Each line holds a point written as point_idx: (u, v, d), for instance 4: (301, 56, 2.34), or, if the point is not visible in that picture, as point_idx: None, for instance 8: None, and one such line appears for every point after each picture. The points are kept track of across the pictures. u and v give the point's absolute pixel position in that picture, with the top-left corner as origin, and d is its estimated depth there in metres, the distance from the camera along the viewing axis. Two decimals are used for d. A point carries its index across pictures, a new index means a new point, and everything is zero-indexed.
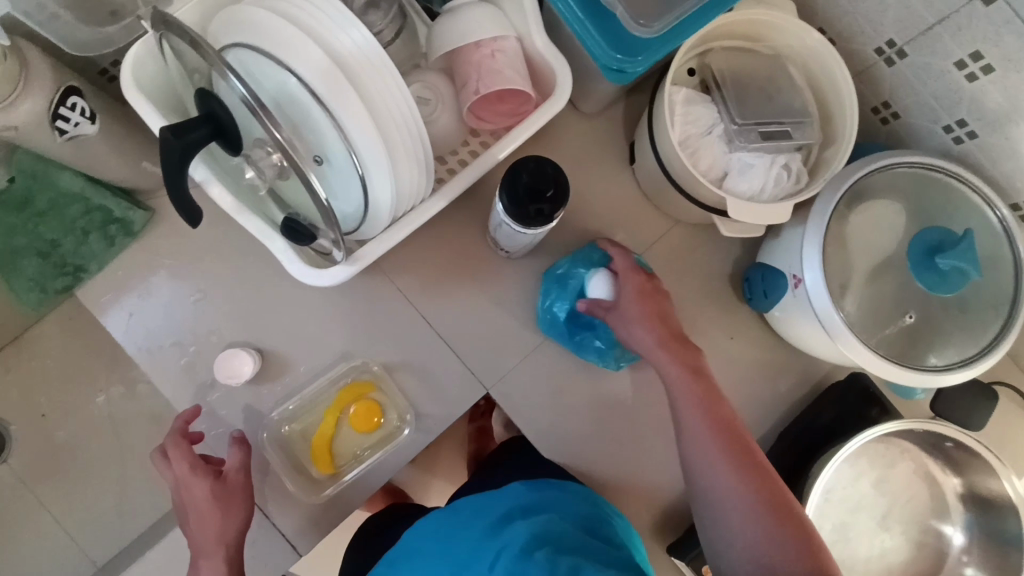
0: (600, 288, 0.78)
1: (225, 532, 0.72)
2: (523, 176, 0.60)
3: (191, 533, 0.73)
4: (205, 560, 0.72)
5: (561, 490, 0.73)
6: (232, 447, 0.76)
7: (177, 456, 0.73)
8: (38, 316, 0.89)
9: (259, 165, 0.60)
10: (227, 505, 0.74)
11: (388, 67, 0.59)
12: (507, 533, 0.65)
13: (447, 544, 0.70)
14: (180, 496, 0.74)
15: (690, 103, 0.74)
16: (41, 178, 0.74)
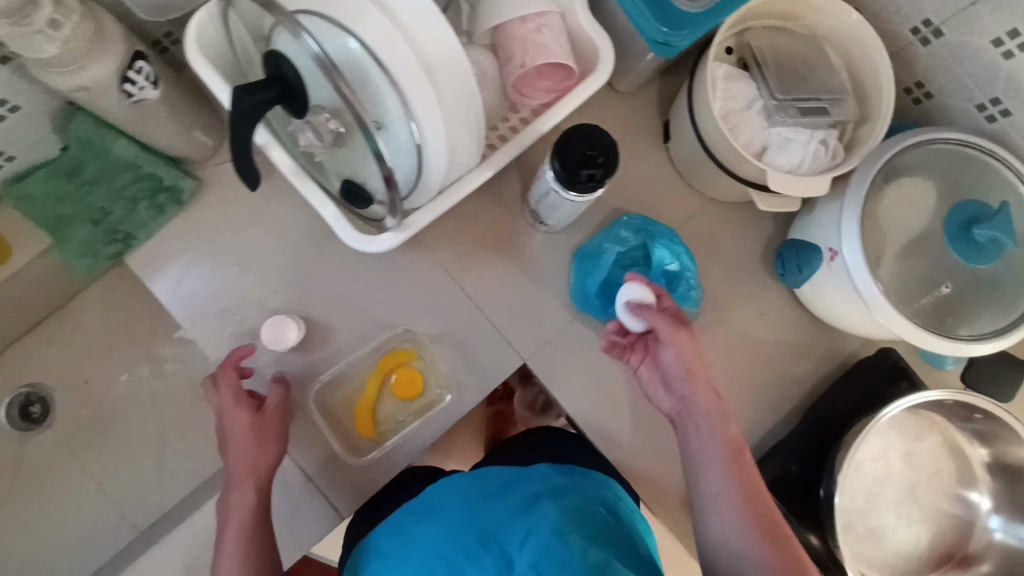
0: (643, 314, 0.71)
1: (257, 461, 0.73)
2: (575, 142, 0.62)
3: (226, 459, 0.74)
4: (234, 488, 0.72)
5: (585, 477, 0.71)
6: (273, 385, 0.78)
7: (224, 382, 0.75)
8: (88, 281, 0.92)
9: (317, 130, 0.62)
10: (263, 438, 0.74)
11: (447, 33, 0.61)
12: (534, 514, 0.62)
13: (480, 507, 0.66)
14: (219, 421, 0.75)
15: (731, 79, 0.76)
16: (95, 145, 0.77)
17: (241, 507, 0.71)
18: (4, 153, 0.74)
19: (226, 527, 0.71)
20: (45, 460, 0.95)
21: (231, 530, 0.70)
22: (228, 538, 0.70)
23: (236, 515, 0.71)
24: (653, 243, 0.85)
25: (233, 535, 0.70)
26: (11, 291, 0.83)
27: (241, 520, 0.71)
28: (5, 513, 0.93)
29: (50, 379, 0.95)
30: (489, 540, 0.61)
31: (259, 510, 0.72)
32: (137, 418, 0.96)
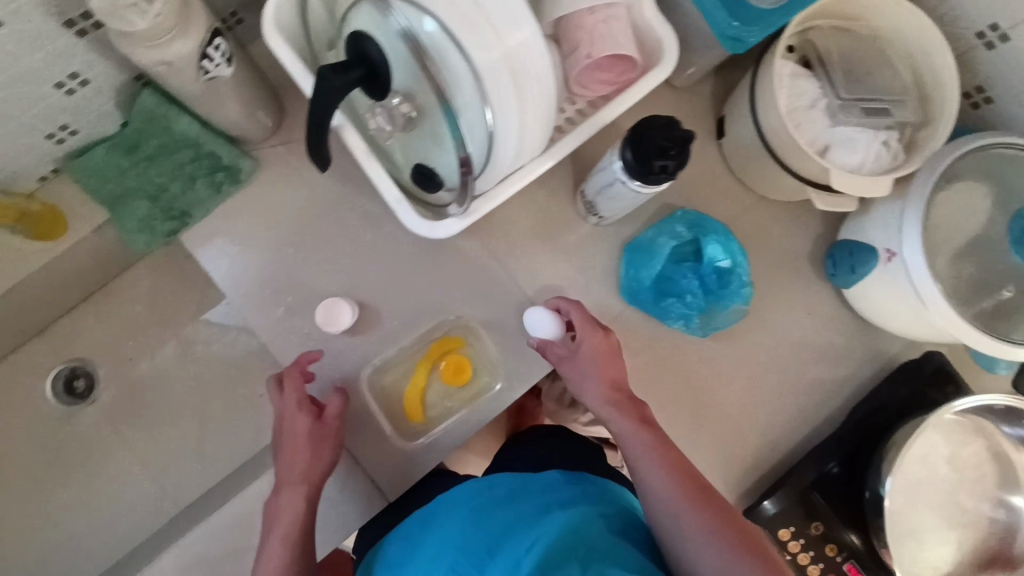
0: (547, 327, 0.79)
1: (310, 470, 0.76)
2: (653, 134, 0.62)
3: (280, 462, 0.76)
4: (285, 493, 0.75)
5: (594, 485, 0.74)
6: (334, 394, 0.78)
7: (290, 387, 0.76)
8: (138, 257, 0.94)
9: (390, 111, 0.63)
10: (320, 448, 0.76)
11: (522, 12, 0.61)
12: (543, 521, 0.65)
13: (484, 512, 0.70)
14: (279, 423, 0.77)
15: (795, 76, 0.76)
16: (159, 122, 0.79)
17: (288, 513, 0.74)
18: (70, 126, 0.75)
19: (273, 529, 0.74)
20: (88, 432, 0.96)
21: (277, 534, 0.73)
22: (274, 540, 0.73)
23: (284, 519, 0.74)
24: (706, 237, 0.85)
25: (278, 538, 0.73)
26: (66, 264, 0.84)
27: (288, 525, 0.74)
28: (49, 482, 0.94)
29: (95, 352, 0.96)
30: (495, 545, 0.64)
31: (308, 517, 0.75)
32: (181, 396, 0.97)
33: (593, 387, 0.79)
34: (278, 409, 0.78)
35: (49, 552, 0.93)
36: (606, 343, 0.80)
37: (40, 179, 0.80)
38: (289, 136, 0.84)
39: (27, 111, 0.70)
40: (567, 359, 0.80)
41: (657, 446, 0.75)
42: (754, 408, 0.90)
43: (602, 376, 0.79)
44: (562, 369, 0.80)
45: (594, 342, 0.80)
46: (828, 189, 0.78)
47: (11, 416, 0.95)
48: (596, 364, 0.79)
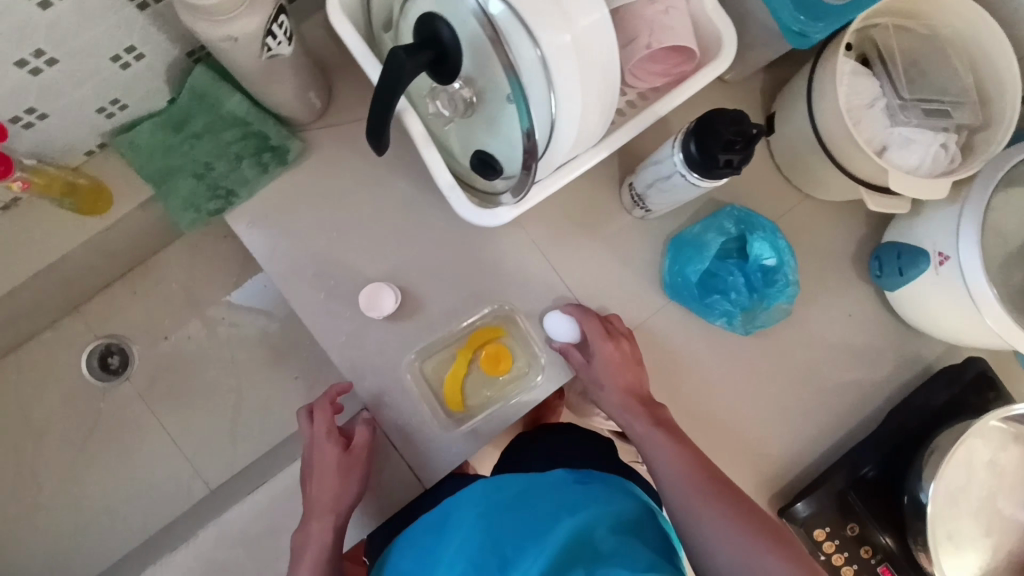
0: (568, 330, 0.81)
1: (337, 502, 0.77)
2: (721, 126, 0.61)
3: (310, 491, 0.78)
4: (313, 524, 0.76)
5: (605, 484, 0.68)
6: (360, 424, 0.79)
7: (320, 419, 0.79)
8: (177, 235, 1.02)
9: (451, 96, 0.63)
10: (347, 479, 0.78)
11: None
12: (549, 533, 0.60)
13: (493, 518, 0.65)
14: (309, 454, 0.79)
15: (856, 75, 0.76)
16: (210, 100, 0.79)
17: (314, 543, 0.76)
18: (120, 101, 0.77)
19: (300, 561, 0.75)
20: (127, 405, 1.03)
21: (305, 565, 0.75)
22: (301, 570, 0.75)
23: (311, 550, 0.76)
24: (753, 235, 0.84)
25: (304, 569, 0.75)
26: (108, 238, 0.86)
27: (315, 557, 0.75)
28: (93, 448, 1.02)
29: (128, 330, 1.04)
30: (506, 564, 0.60)
31: (336, 547, 0.76)
32: (216, 372, 1.04)
33: (607, 390, 0.80)
34: (309, 438, 0.80)
35: (94, 513, 1.01)
36: (618, 353, 0.80)
37: (87, 153, 0.82)
38: (335, 120, 0.84)
39: (82, 86, 0.71)
40: (585, 367, 0.81)
41: (671, 441, 0.75)
42: (791, 407, 0.89)
43: (619, 379, 0.80)
44: (581, 372, 0.82)
45: (605, 356, 0.79)
46: (882, 190, 0.77)
47: (64, 387, 1.02)
48: (609, 374, 0.79)
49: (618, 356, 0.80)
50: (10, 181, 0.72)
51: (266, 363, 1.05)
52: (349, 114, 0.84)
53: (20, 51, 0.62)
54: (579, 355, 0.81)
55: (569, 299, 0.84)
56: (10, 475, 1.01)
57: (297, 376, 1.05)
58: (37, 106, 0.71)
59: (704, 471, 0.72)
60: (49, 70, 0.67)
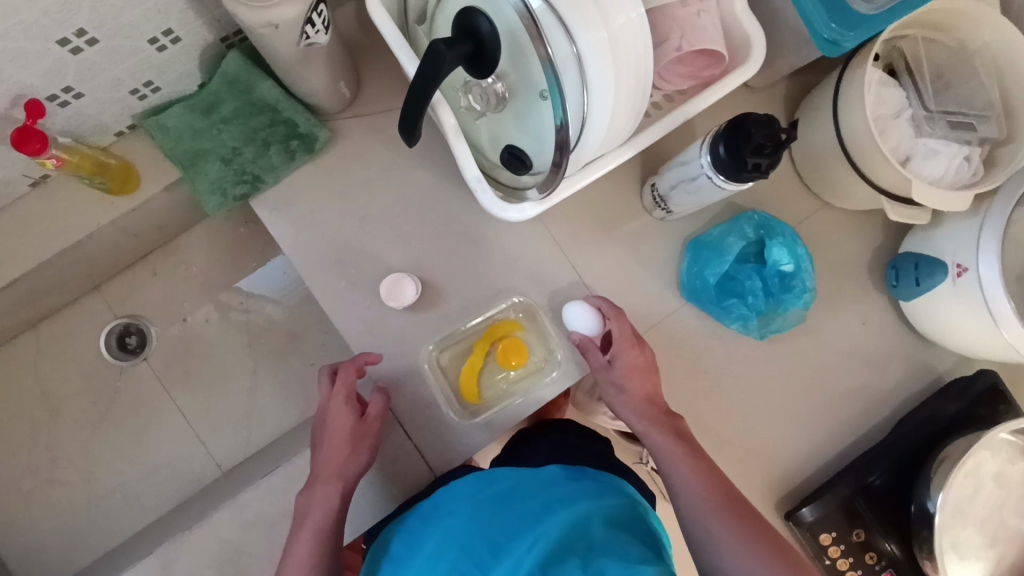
0: (587, 322, 0.80)
1: (347, 468, 0.75)
2: (754, 131, 0.62)
3: (318, 453, 0.76)
4: (320, 488, 0.74)
5: (597, 481, 0.67)
6: (377, 393, 0.79)
7: (341, 382, 0.77)
8: (201, 218, 1.03)
9: (484, 90, 0.64)
10: (359, 445, 0.76)
11: None
12: (542, 522, 0.60)
13: (487, 509, 0.64)
14: (323, 416, 0.77)
15: (883, 85, 0.78)
16: (241, 85, 0.81)
17: (319, 509, 0.73)
18: (153, 83, 0.78)
19: (302, 527, 0.72)
20: (143, 385, 1.04)
21: (308, 531, 0.71)
22: (302, 536, 0.72)
23: (315, 515, 0.72)
24: (772, 240, 0.85)
25: (307, 535, 0.71)
26: (134, 217, 0.88)
27: (319, 523, 0.72)
28: (107, 426, 1.03)
29: (149, 312, 1.05)
30: (498, 550, 0.59)
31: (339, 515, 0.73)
32: (233, 356, 1.06)
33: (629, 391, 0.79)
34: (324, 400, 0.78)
35: (106, 489, 1.02)
36: (641, 359, 0.80)
37: (116, 134, 0.83)
38: (363, 109, 0.85)
39: (120, 66, 0.73)
40: (604, 368, 0.80)
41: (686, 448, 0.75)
42: (803, 412, 0.89)
43: (641, 385, 0.80)
44: (599, 374, 0.80)
45: (629, 358, 0.80)
46: (903, 200, 0.78)
47: (81, 363, 1.04)
48: (629, 377, 0.79)
49: (639, 360, 0.80)
50: (44, 158, 0.72)
51: (280, 350, 1.06)
52: (376, 105, 0.85)
53: (63, 29, 0.64)
54: (600, 353, 0.80)
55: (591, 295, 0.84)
56: (25, 448, 1.02)
57: (311, 364, 1.06)
58: (73, 86, 0.72)
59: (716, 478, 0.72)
60: (88, 50, 0.68)
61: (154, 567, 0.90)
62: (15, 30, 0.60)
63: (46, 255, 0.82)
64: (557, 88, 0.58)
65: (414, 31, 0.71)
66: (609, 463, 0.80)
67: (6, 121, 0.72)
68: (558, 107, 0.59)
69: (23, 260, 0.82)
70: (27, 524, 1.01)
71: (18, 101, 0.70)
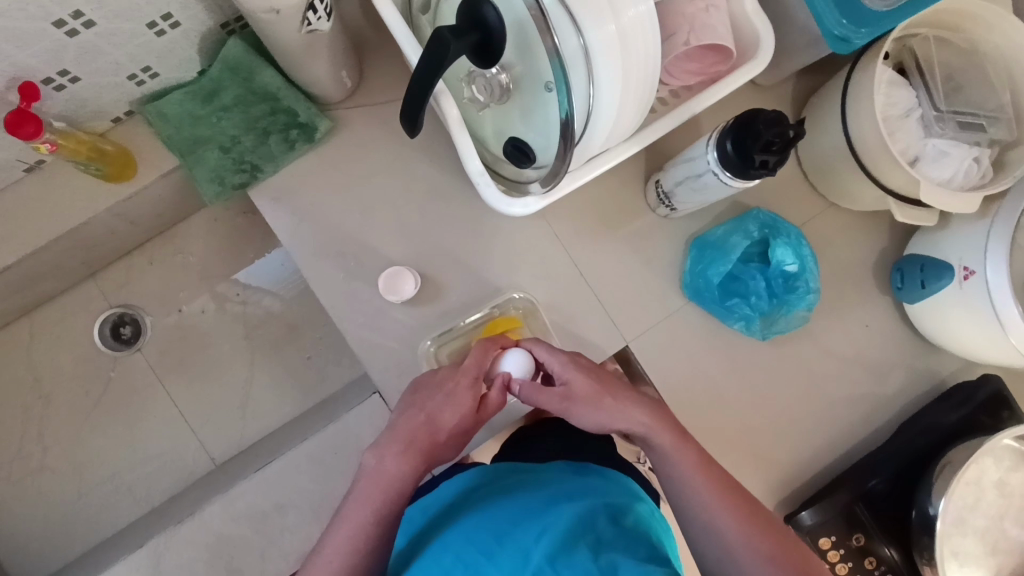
0: (515, 364, 0.71)
1: (435, 448, 0.66)
2: (762, 129, 0.61)
3: (404, 416, 0.67)
4: (400, 457, 0.64)
5: (604, 480, 0.66)
6: (500, 386, 0.70)
7: (472, 364, 0.70)
8: (200, 207, 1.02)
9: (488, 81, 0.63)
10: (457, 437, 0.69)
11: None
12: (548, 514, 0.58)
13: (490, 506, 0.63)
14: (435, 384, 0.69)
15: (893, 85, 0.77)
16: (242, 72, 0.80)
17: (389, 481, 0.63)
18: (151, 69, 0.77)
19: (364, 491, 0.63)
20: (137, 375, 1.03)
21: (373, 500, 0.62)
22: (360, 503, 0.62)
23: (381, 485, 0.63)
24: (777, 240, 0.84)
25: (366, 503, 0.62)
26: (129, 205, 0.86)
27: (383, 496, 0.62)
28: (100, 415, 1.02)
29: (145, 301, 1.04)
30: (503, 535, 0.58)
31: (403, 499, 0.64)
32: (228, 347, 1.04)
33: (594, 401, 0.67)
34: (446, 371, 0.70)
35: (97, 479, 1.01)
36: (578, 363, 0.70)
37: (113, 120, 0.81)
38: (364, 100, 0.84)
39: (118, 50, 0.72)
40: (569, 403, 0.68)
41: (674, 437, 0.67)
42: (805, 416, 0.88)
43: (606, 394, 0.68)
44: (565, 414, 0.68)
45: (570, 372, 0.69)
46: (911, 201, 0.77)
47: (75, 352, 1.02)
48: (589, 393, 0.68)
49: (581, 363, 0.70)
50: (40, 143, 0.71)
51: (277, 344, 1.05)
52: (378, 96, 0.84)
53: (61, 11, 0.62)
54: (551, 391, 0.68)
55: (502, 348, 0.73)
56: (16, 436, 1.01)
57: (307, 357, 1.05)
58: (70, 69, 0.71)
59: (711, 468, 0.65)
60: (86, 33, 0.67)
61: None
62: (12, 10, 0.59)
63: (39, 241, 0.81)
64: (563, 79, 0.57)
65: (418, 19, 0.70)
66: (610, 458, 0.79)
67: (2, 103, 0.71)
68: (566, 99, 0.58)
69: (16, 245, 0.81)
70: (16, 513, 1.00)
71: (14, 83, 0.69)
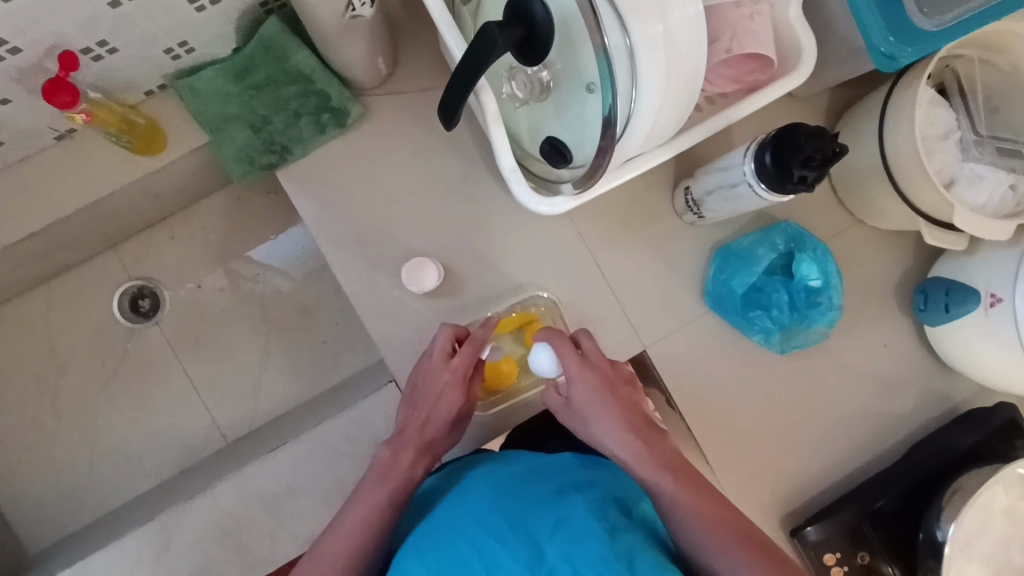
0: (547, 359, 0.71)
1: (438, 441, 0.72)
2: (803, 142, 0.61)
3: (408, 413, 0.72)
4: (411, 452, 0.70)
5: (610, 467, 0.66)
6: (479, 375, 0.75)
7: (464, 361, 0.72)
8: (223, 184, 1.02)
9: (529, 77, 0.63)
10: (451, 430, 0.74)
11: None
12: (561, 504, 0.59)
13: (501, 488, 0.62)
14: (428, 383, 0.72)
15: (934, 105, 0.76)
16: (276, 52, 0.79)
17: (402, 472, 0.68)
18: (187, 43, 0.77)
19: (378, 478, 0.67)
20: (153, 349, 1.03)
21: (387, 488, 0.67)
22: (375, 489, 0.67)
23: (397, 474, 0.68)
24: (802, 254, 0.83)
25: (381, 489, 0.67)
26: (155, 179, 0.86)
27: (397, 484, 0.67)
28: (114, 387, 1.02)
29: (163, 276, 1.04)
30: (515, 521, 0.58)
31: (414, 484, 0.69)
32: (245, 326, 1.05)
33: (598, 412, 0.69)
34: (440, 368, 0.72)
35: (109, 451, 1.01)
36: (595, 377, 0.70)
37: (146, 92, 0.81)
38: (397, 87, 0.84)
39: (155, 23, 0.71)
40: (565, 410, 0.72)
41: (659, 455, 0.66)
42: (819, 432, 0.88)
43: (605, 407, 0.69)
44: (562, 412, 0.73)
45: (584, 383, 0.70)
46: (941, 224, 0.77)
47: (93, 322, 1.03)
48: (587, 400, 0.69)
49: (590, 378, 0.70)
50: (74, 112, 0.71)
51: (294, 326, 1.05)
52: (411, 84, 0.84)
53: None
54: (556, 395, 0.73)
55: (479, 333, 0.74)
56: (31, 403, 1.01)
57: (322, 341, 1.05)
58: (108, 39, 0.70)
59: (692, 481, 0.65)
60: (127, 5, 0.67)
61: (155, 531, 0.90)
62: None
63: (66, 211, 0.81)
64: (608, 81, 0.57)
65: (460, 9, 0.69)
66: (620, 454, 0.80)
67: (39, 71, 0.70)
68: (607, 103, 0.58)
69: (42, 214, 0.81)
70: (27, 479, 1.00)
71: (51, 52, 0.68)
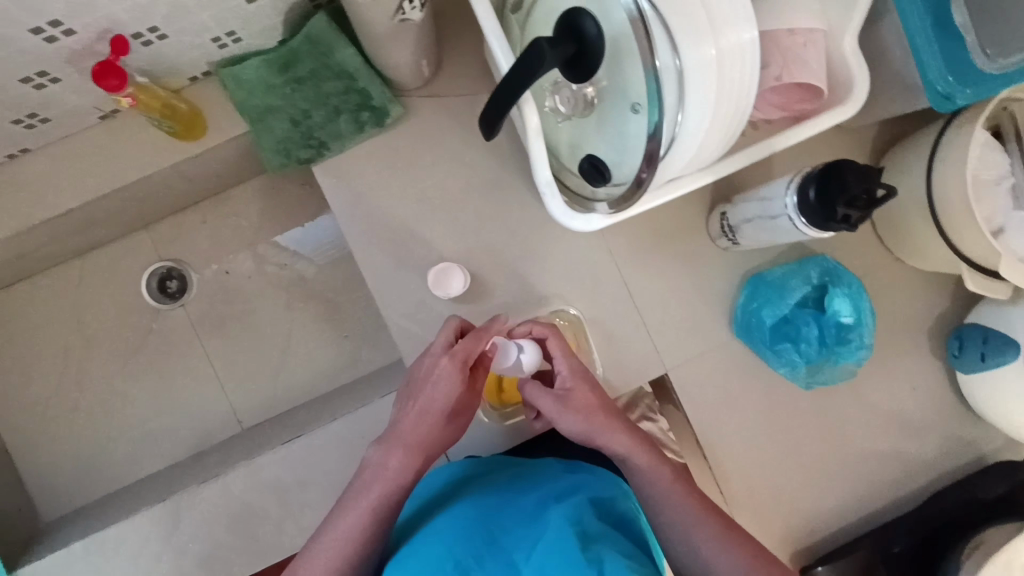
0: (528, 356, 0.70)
1: (432, 441, 0.68)
2: (851, 181, 0.59)
3: (400, 410, 0.68)
4: (401, 453, 0.66)
5: (593, 475, 0.66)
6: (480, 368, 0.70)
7: (465, 350, 0.67)
8: (258, 172, 1.02)
9: (573, 93, 0.62)
10: (447, 424, 0.69)
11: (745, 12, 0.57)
12: (539, 519, 0.58)
13: (482, 505, 0.62)
14: (425, 376, 0.68)
15: (989, 148, 0.74)
16: (322, 47, 0.79)
17: (391, 475, 0.65)
18: (235, 33, 0.77)
19: (366, 483, 0.65)
20: (177, 329, 1.05)
21: (376, 492, 0.64)
22: (365, 494, 0.65)
23: (386, 478, 0.65)
24: (836, 289, 0.81)
25: (369, 495, 0.65)
26: (193, 165, 0.87)
27: (384, 489, 0.65)
28: (136, 364, 1.04)
29: (192, 258, 1.05)
30: (494, 541, 0.57)
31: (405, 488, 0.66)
32: (268, 314, 1.05)
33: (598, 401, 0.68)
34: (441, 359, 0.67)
35: (128, 428, 1.03)
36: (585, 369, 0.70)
37: (190, 78, 0.82)
38: (439, 90, 0.83)
39: (206, 13, 0.71)
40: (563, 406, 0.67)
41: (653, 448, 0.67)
42: (839, 471, 0.86)
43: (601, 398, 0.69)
44: (553, 416, 0.68)
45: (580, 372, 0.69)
46: (984, 270, 0.74)
47: (121, 298, 1.04)
48: (585, 388, 0.69)
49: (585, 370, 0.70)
50: (120, 95, 0.72)
51: (315, 317, 1.06)
52: (453, 88, 0.83)
53: None
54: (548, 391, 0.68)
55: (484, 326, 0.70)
56: (56, 373, 1.03)
57: (343, 335, 1.05)
58: (159, 26, 0.71)
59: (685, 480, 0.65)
60: None
61: (164, 510, 0.91)
62: None
63: (104, 190, 0.82)
64: (654, 101, 0.56)
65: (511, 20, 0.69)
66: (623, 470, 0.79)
67: (90, 53, 0.71)
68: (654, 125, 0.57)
69: (81, 192, 0.82)
70: (47, 447, 1.02)
71: (103, 36, 0.69)
